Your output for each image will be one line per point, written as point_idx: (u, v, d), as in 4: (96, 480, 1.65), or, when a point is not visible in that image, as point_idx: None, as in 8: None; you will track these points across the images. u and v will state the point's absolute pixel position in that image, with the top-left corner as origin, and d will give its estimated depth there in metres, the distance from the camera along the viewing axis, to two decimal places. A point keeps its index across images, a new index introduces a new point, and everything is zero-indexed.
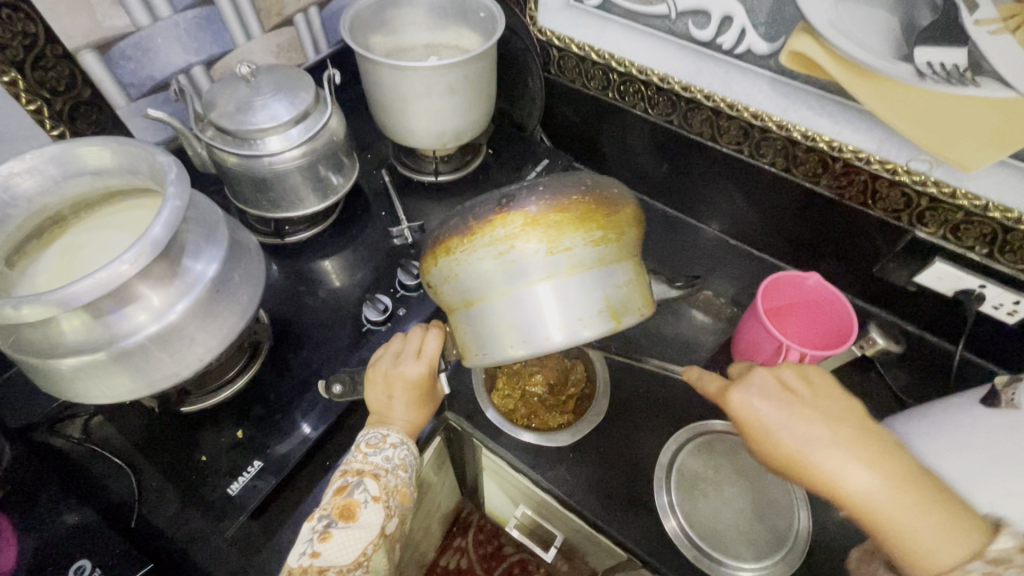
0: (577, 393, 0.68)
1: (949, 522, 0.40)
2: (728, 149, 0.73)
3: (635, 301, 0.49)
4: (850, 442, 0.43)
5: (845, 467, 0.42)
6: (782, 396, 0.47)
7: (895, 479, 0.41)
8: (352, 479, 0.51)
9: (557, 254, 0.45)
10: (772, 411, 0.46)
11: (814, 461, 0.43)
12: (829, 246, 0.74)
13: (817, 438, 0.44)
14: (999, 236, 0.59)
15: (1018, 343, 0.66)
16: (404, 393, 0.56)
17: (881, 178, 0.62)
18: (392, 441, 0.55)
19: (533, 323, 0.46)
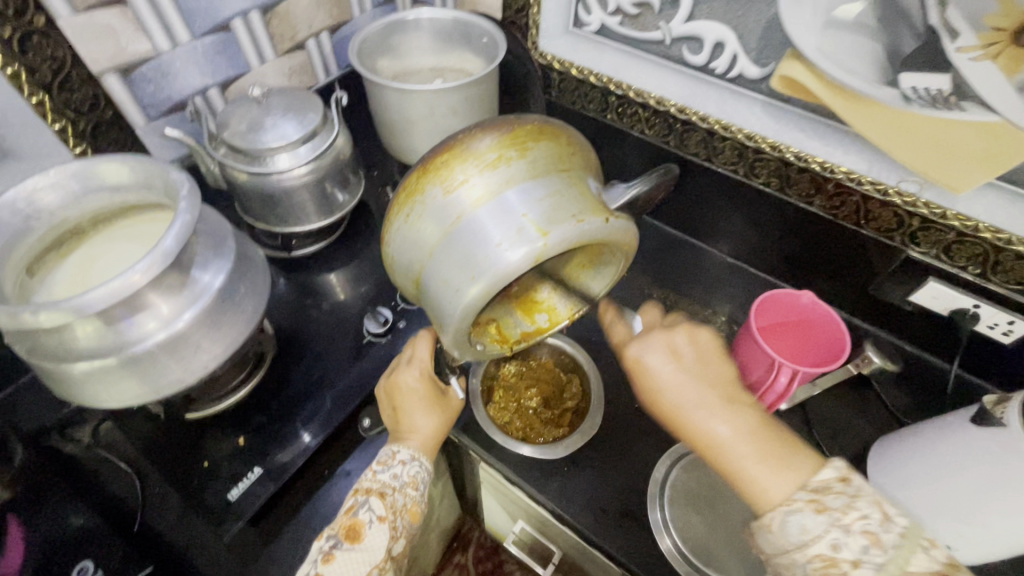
0: (573, 406, 0.69)
1: (786, 463, 0.43)
2: (723, 169, 0.74)
3: (567, 210, 0.45)
4: (714, 401, 0.48)
5: (710, 419, 0.46)
6: (669, 355, 0.50)
7: (746, 430, 0.46)
8: (359, 498, 0.51)
9: (456, 188, 0.45)
10: (660, 366, 0.50)
11: (686, 415, 0.47)
12: (824, 265, 0.75)
13: (691, 395, 0.48)
14: (991, 257, 0.60)
15: (1015, 363, 0.66)
16: (408, 402, 0.58)
17: (872, 199, 0.63)
18: (401, 458, 0.55)
19: (463, 260, 0.44)
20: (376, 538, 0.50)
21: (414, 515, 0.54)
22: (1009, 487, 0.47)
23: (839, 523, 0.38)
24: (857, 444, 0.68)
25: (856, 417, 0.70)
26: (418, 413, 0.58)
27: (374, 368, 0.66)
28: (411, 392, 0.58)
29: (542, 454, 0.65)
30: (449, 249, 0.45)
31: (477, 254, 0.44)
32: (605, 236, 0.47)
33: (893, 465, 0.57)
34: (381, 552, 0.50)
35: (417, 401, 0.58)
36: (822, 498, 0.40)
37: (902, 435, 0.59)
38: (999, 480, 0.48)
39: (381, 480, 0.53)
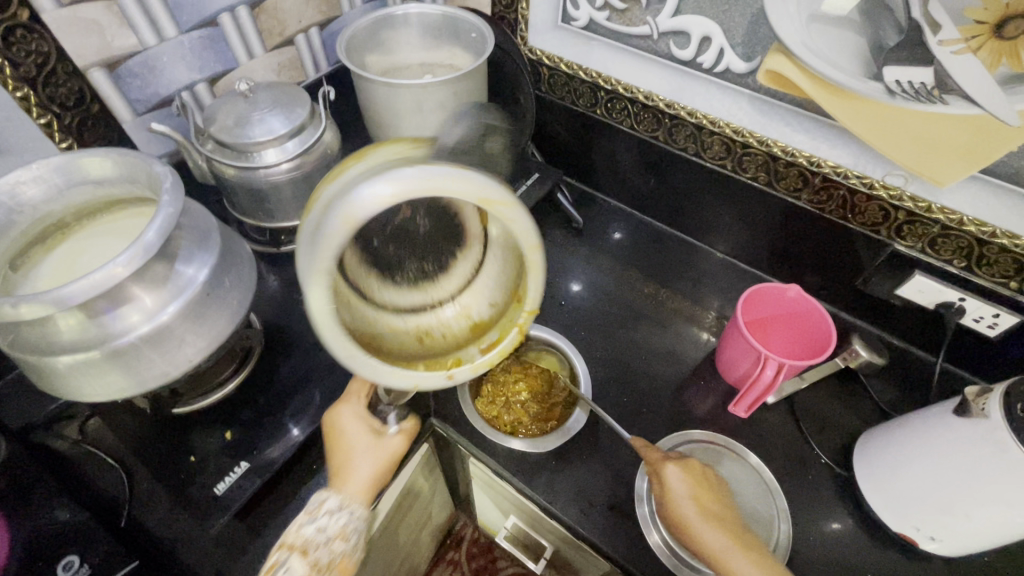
0: (561, 400, 0.70)
1: None
2: (712, 164, 0.75)
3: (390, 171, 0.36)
4: (731, 532, 0.52)
5: (725, 549, 0.51)
6: (695, 477, 0.56)
7: (762, 566, 0.50)
8: (280, 556, 0.50)
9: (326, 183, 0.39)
10: (682, 487, 0.55)
11: (704, 537, 0.52)
12: (810, 259, 0.76)
13: (710, 520, 0.53)
14: (975, 250, 0.60)
15: (999, 356, 0.66)
16: (361, 452, 0.56)
17: (858, 192, 0.64)
18: (329, 507, 0.53)
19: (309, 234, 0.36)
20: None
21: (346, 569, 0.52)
22: (982, 478, 0.48)
23: None
24: (843, 437, 0.68)
25: (844, 411, 0.70)
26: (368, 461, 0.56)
27: None
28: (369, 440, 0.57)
29: (534, 446, 0.65)
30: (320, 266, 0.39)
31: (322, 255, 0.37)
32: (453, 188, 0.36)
33: (877, 456, 0.59)
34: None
35: (371, 450, 0.57)
36: None
37: (885, 430, 0.60)
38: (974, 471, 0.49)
39: (305, 535, 0.51)
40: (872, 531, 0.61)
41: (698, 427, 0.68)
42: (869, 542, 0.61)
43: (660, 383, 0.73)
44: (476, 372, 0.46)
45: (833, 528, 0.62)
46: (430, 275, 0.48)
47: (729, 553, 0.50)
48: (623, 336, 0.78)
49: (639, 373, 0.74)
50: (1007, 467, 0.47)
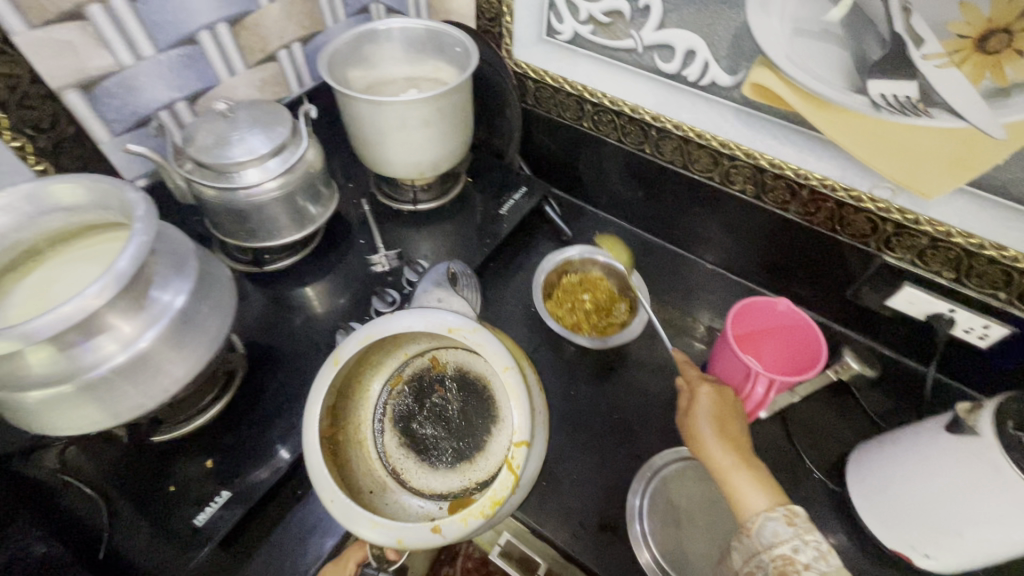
0: (617, 317, 0.78)
1: (765, 485, 0.52)
2: (700, 176, 0.74)
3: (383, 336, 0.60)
4: (732, 438, 0.57)
5: (722, 450, 0.55)
6: (718, 400, 0.61)
7: (751, 461, 0.54)
8: None
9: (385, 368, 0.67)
10: (704, 400, 0.60)
11: (706, 442, 0.56)
12: (801, 270, 0.75)
13: (717, 428, 0.58)
14: (965, 261, 0.60)
15: (990, 366, 0.66)
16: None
17: (846, 204, 0.64)
18: None
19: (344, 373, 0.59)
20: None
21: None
22: (977, 500, 0.48)
23: (800, 537, 0.46)
24: (835, 450, 0.67)
25: (837, 425, 0.70)
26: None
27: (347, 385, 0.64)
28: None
29: (574, 339, 0.74)
30: (349, 434, 0.62)
31: (343, 408, 0.61)
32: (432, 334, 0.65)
33: (872, 474, 0.58)
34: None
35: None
36: (792, 515, 0.48)
37: (879, 445, 0.59)
38: (969, 491, 0.48)
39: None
40: (867, 548, 0.60)
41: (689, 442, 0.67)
42: (864, 560, 0.60)
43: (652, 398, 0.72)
44: (464, 523, 0.48)
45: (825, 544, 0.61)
46: (465, 459, 0.63)
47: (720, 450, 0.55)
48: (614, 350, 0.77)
49: (631, 388, 0.72)
50: (999, 485, 0.46)
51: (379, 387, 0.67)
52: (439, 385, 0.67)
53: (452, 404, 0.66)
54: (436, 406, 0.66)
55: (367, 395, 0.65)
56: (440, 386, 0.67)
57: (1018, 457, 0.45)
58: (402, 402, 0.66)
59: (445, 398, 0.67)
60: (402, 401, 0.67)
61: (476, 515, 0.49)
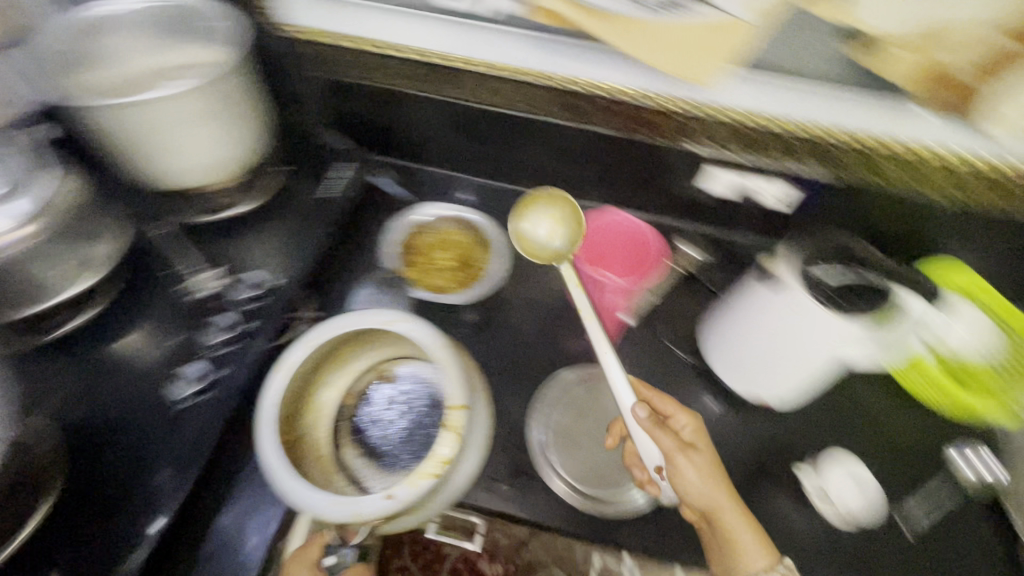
0: (476, 264, 0.78)
1: (759, 538, 0.54)
2: (513, 110, 0.73)
3: (325, 346, 0.65)
4: (715, 470, 0.57)
5: (709, 487, 0.55)
6: (693, 428, 0.60)
7: (734, 497, 0.56)
8: None
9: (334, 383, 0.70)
10: (687, 426, 0.60)
11: (685, 478, 0.56)
12: (629, 178, 0.79)
13: (704, 462, 0.57)
14: (753, 137, 0.66)
15: (790, 221, 0.76)
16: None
17: (647, 107, 0.67)
18: None
19: (293, 383, 0.63)
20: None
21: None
22: (796, 333, 0.58)
23: None
24: (691, 330, 0.75)
25: (689, 310, 0.78)
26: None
27: (208, 430, 0.59)
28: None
29: (447, 300, 0.74)
30: (310, 448, 0.65)
31: (299, 420, 0.65)
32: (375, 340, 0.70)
33: (719, 341, 0.68)
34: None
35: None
36: None
37: (718, 315, 0.68)
38: (789, 329, 0.58)
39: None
40: (729, 404, 0.70)
41: (567, 366, 0.72)
42: (729, 415, 0.70)
43: (527, 336, 0.74)
44: (415, 485, 0.55)
45: (699, 413, 0.70)
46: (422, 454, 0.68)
47: (695, 488, 0.55)
48: (482, 302, 0.77)
49: (507, 334, 0.75)
50: (808, 323, 0.56)
51: (331, 403, 0.70)
52: (386, 392, 0.72)
53: (402, 407, 0.71)
54: (389, 412, 0.71)
55: (319, 413, 0.68)
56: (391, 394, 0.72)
57: (817, 295, 0.56)
58: (353, 415, 0.71)
59: (394, 404, 0.71)
60: (352, 416, 0.71)
61: (427, 475, 0.56)
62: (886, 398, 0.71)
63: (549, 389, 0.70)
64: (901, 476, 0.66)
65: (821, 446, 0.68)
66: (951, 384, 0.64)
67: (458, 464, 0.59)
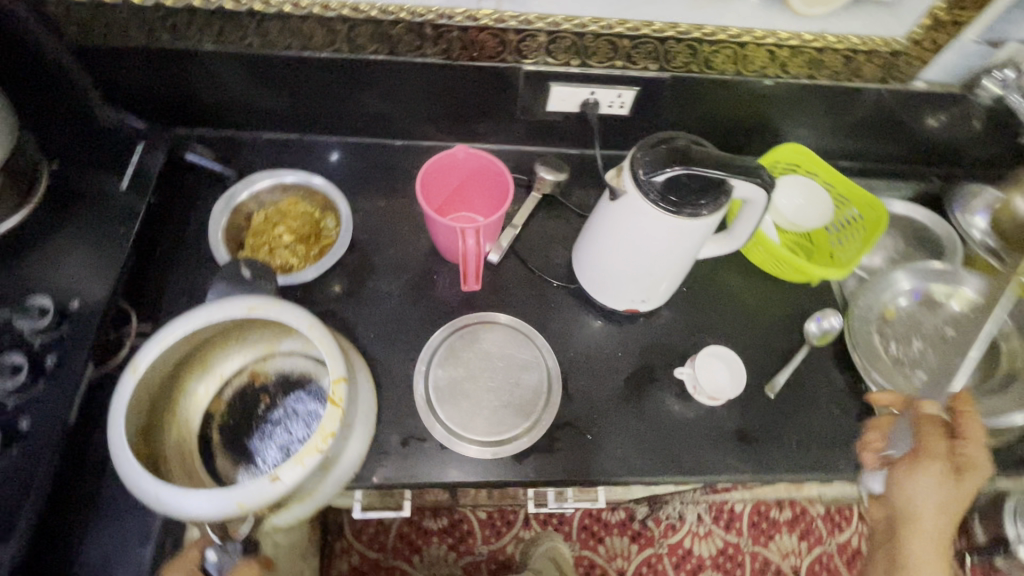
0: (323, 235, 0.71)
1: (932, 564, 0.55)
2: (327, 54, 0.65)
3: (177, 349, 0.54)
4: (950, 497, 0.55)
5: (924, 489, 0.56)
6: (961, 449, 0.56)
7: (943, 510, 0.55)
8: None
9: (195, 390, 0.60)
10: (969, 442, 0.56)
11: (913, 484, 0.57)
12: (474, 111, 0.74)
13: (933, 489, 0.55)
14: (580, 44, 0.65)
15: (638, 128, 0.76)
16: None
17: (469, 28, 0.63)
18: None
19: (141, 393, 0.51)
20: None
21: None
22: (656, 233, 0.57)
23: None
24: (564, 254, 0.75)
25: (560, 235, 0.77)
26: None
27: (18, 493, 0.48)
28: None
29: (303, 279, 0.67)
30: (174, 463, 0.55)
31: (156, 434, 0.54)
32: (244, 334, 0.60)
33: (592, 255, 0.66)
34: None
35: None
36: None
37: (588, 233, 0.66)
38: (648, 231, 0.57)
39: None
40: (612, 319, 0.72)
41: (435, 331, 0.68)
42: (614, 330, 0.71)
43: (400, 298, 0.70)
44: (302, 464, 0.47)
45: (585, 334, 0.70)
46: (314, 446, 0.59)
47: (920, 496, 0.56)
48: (345, 273, 0.71)
49: (374, 301, 0.70)
50: (658, 223, 0.56)
51: (197, 413, 0.60)
52: (264, 394, 0.61)
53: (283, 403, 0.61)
54: (268, 411, 0.61)
55: (180, 427, 0.58)
56: (267, 392, 0.62)
57: (653, 195, 0.54)
58: (226, 424, 0.60)
59: (273, 403, 0.61)
60: (225, 425, 0.60)
61: (312, 451, 0.48)
62: (741, 280, 0.77)
63: (430, 349, 0.67)
64: (763, 346, 0.72)
65: (698, 338, 0.72)
66: (789, 256, 0.72)
67: (345, 441, 0.54)
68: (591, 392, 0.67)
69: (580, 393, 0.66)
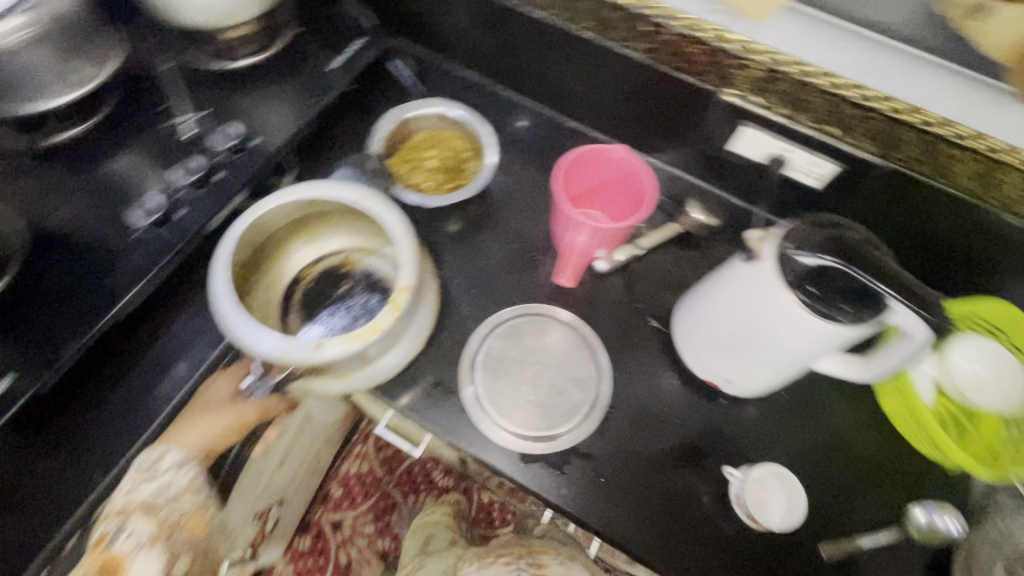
0: (464, 172, 0.75)
1: None
2: (543, 14, 0.65)
3: (298, 209, 0.62)
4: None
5: None
6: None
7: None
8: (111, 528, 0.49)
9: (299, 253, 0.67)
10: None
11: None
12: (654, 118, 0.71)
13: None
14: (796, 95, 0.56)
15: (820, 206, 0.67)
16: (210, 407, 0.58)
17: (684, 36, 0.58)
18: (170, 462, 0.54)
19: (256, 233, 0.60)
20: (145, 564, 0.48)
21: (199, 525, 0.53)
22: (768, 316, 0.49)
23: None
24: (672, 296, 0.70)
25: (680, 277, 0.71)
26: (216, 416, 0.57)
27: (150, 262, 0.59)
28: (222, 402, 0.59)
29: (429, 205, 0.71)
30: (257, 303, 0.63)
31: (256, 269, 0.63)
32: (351, 222, 0.66)
33: (691, 310, 0.60)
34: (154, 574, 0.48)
35: (221, 410, 0.58)
36: None
37: (699, 285, 0.60)
38: (759, 312, 0.50)
39: (144, 493, 0.51)
40: (692, 384, 0.65)
41: (510, 305, 0.68)
42: (686, 396, 0.64)
43: (499, 261, 0.71)
44: (346, 343, 0.52)
45: (654, 383, 0.65)
46: None
47: None
48: (465, 216, 0.74)
49: (477, 253, 0.72)
50: (774, 309, 0.48)
51: (291, 273, 0.67)
52: (347, 280, 0.68)
53: (357, 294, 0.67)
54: (343, 295, 0.67)
55: (274, 276, 0.66)
56: (349, 279, 0.68)
57: (789, 275, 0.47)
58: (308, 290, 0.67)
59: (349, 290, 0.67)
60: (306, 292, 0.67)
61: (358, 339, 0.52)
62: (858, 419, 0.64)
63: (498, 316, 0.67)
64: (842, 500, 0.61)
65: (772, 450, 0.63)
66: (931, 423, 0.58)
67: (388, 348, 0.57)
68: (630, 441, 0.62)
69: (618, 434, 0.62)
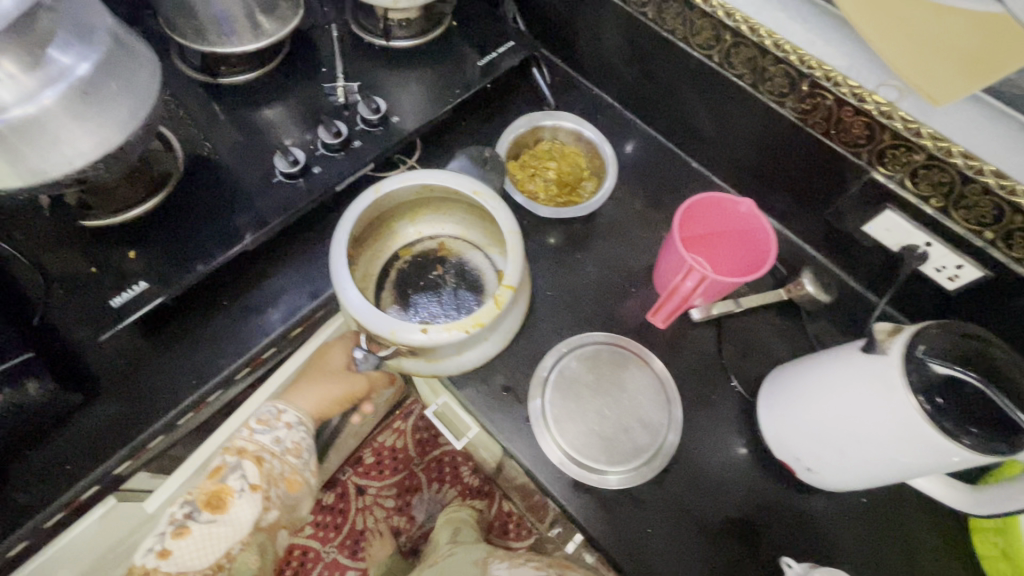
0: (579, 191, 0.76)
1: None
2: (699, 54, 0.65)
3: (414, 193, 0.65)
4: None
5: None
6: None
7: None
8: (229, 462, 0.57)
9: (403, 232, 0.70)
10: None
11: None
12: (786, 180, 0.68)
13: None
14: (955, 188, 0.52)
15: (951, 311, 0.61)
16: (325, 375, 0.65)
17: (846, 104, 0.55)
18: (287, 420, 0.61)
19: (375, 208, 0.63)
20: (244, 506, 0.57)
21: (293, 484, 0.61)
22: (877, 418, 0.46)
23: None
24: (761, 363, 0.67)
25: (773, 346, 0.68)
26: (329, 385, 0.64)
27: (281, 209, 0.63)
28: (335, 368, 0.65)
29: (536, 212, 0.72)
30: (358, 273, 0.66)
31: (366, 241, 0.66)
32: (458, 211, 0.69)
33: (784, 384, 0.57)
34: (246, 519, 0.57)
35: (334, 380, 0.65)
36: None
37: (799, 361, 0.57)
38: (865, 412, 0.47)
39: (261, 441, 0.60)
40: (762, 459, 0.62)
41: (594, 330, 0.68)
42: (753, 470, 0.61)
43: (592, 284, 0.71)
44: (448, 332, 0.54)
45: (722, 447, 0.62)
46: None
47: None
48: (569, 232, 0.74)
49: (572, 271, 0.72)
50: (885, 413, 0.45)
51: (392, 249, 0.70)
52: (440, 265, 0.70)
53: (448, 281, 0.69)
54: (434, 280, 0.69)
55: (378, 250, 0.69)
56: (442, 266, 0.70)
57: (914, 379, 0.43)
58: (403, 268, 0.70)
59: (441, 275, 0.69)
60: (403, 269, 0.70)
61: (459, 329, 0.54)
62: (938, 547, 0.59)
63: (579, 338, 0.66)
64: None
65: (834, 553, 0.59)
66: None
67: (478, 342, 0.59)
68: (686, 499, 0.60)
69: (675, 488, 0.60)
